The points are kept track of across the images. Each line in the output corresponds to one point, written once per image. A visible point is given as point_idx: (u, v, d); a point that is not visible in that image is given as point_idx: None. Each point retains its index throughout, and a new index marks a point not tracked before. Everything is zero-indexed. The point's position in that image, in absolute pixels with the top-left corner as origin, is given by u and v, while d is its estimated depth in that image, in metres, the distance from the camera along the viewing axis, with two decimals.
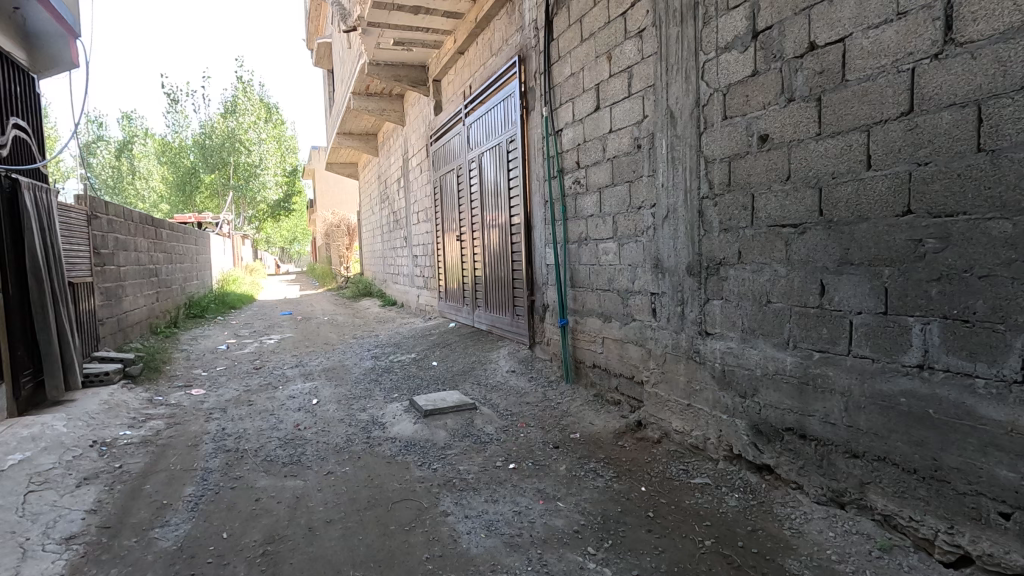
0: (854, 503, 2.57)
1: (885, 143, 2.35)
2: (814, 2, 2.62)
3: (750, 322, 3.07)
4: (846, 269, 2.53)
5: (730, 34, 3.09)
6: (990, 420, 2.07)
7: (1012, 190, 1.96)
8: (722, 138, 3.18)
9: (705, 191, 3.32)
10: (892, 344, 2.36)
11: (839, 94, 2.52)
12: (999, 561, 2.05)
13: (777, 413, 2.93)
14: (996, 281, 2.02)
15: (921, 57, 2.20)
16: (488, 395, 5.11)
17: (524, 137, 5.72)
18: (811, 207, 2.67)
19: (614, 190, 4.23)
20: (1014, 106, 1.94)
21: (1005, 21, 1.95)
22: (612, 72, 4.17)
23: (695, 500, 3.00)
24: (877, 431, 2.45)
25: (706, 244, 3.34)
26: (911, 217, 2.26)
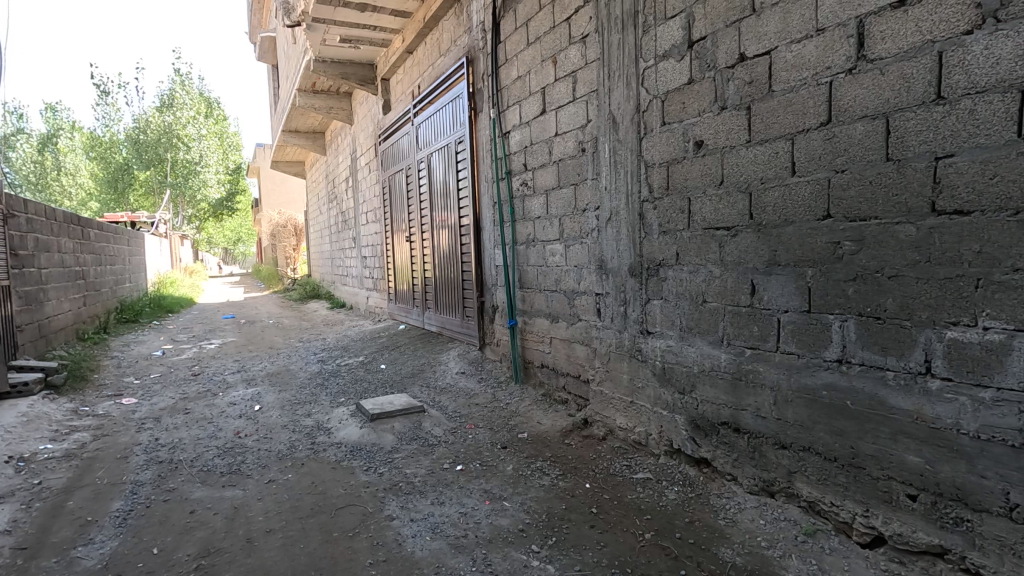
0: (783, 491, 2.71)
1: (807, 151, 2.49)
2: (743, 16, 2.75)
3: (688, 321, 3.19)
4: (773, 270, 2.67)
5: (668, 42, 3.20)
6: (900, 409, 2.22)
7: (916, 197, 2.12)
8: (661, 143, 3.29)
9: (645, 194, 3.43)
10: (816, 340, 2.51)
11: (766, 104, 2.66)
12: (906, 539, 2.22)
13: (713, 408, 3.05)
14: (903, 280, 2.18)
15: (838, 72, 2.35)
16: (437, 397, 5.08)
17: (473, 138, 5.73)
18: (742, 211, 2.81)
19: (560, 192, 4.30)
20: (917, 119, 2.10)
21: (910, 40, 2.11)
22: (557, 76, 4.24)
23: (636, 494, 3.09)
24: (802, 422, 2.60)
25: (646, 246, 3.45)
26: (831, 221, 2.41)
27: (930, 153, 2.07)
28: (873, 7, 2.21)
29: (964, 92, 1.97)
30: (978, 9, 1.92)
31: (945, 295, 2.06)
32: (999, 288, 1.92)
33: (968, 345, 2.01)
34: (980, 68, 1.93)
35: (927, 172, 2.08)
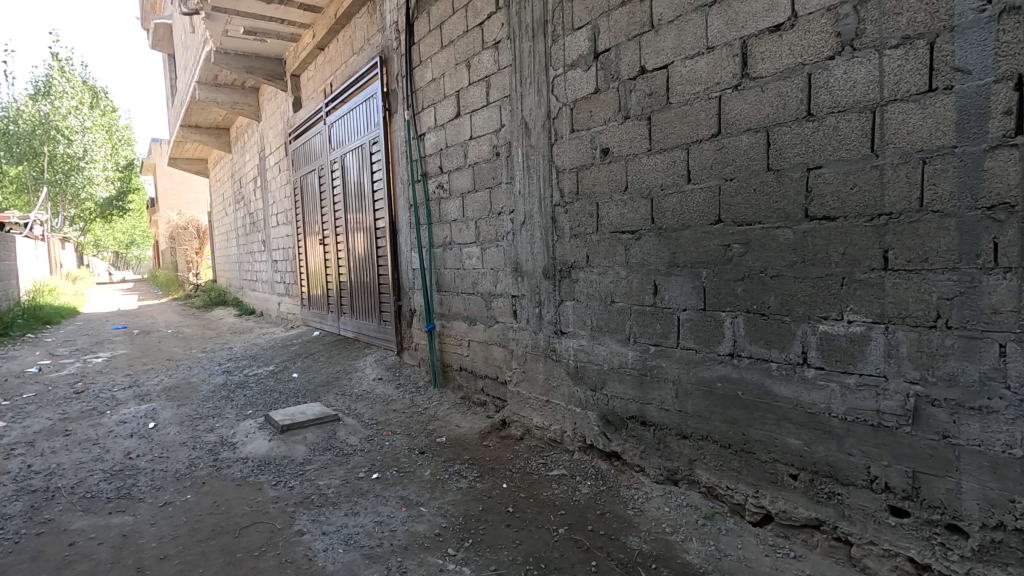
0: (685, 479, 2.88)
1: (700, 160, 2.68)
2: (643, 31, 2.91)
3: (598, 321, 3.32)
4: (673, 271, 2.84)
5: (575, 52, 3.32)
6: (783, 396, 2.44)
7: (792, 204, 2.34)
8: (571, 149, 3.41)
9: (557, 199, 3.53)
10: (710, 336, 2.70)
11: (664, 115, 2.83)
12: (789, 515, 2.44)
13: (622, 403, 3.20)
14: (783, 280, 2.40)
15: (726, 87, 2.55)
16: (353, 405, 4.93)
17: (387, 140, 5.62)
18: (645, 215, 2.97)
19: (475, 196, 4.32)
20: (792, 133, 2.32)
21: (785, 62, 2.33)
22: (471, 80, 4.27)
23: (552, 491, 3.18)
24: (700, 413, 2.78)
25: (559, 249, 3.55)
26: (722, 225, 2.60)
27: (803, 165, 2.29)
28: (754, 30, 2.42)
29: (829, 110, 2.20)
30: (839, 37, 2.15)
31: (817, 292, 2.29)
32: (860, 285, 2.16)
33: (836, 337, 2.25)
34: (842, 90, 2.16)
35: (801, 181, 2.30)
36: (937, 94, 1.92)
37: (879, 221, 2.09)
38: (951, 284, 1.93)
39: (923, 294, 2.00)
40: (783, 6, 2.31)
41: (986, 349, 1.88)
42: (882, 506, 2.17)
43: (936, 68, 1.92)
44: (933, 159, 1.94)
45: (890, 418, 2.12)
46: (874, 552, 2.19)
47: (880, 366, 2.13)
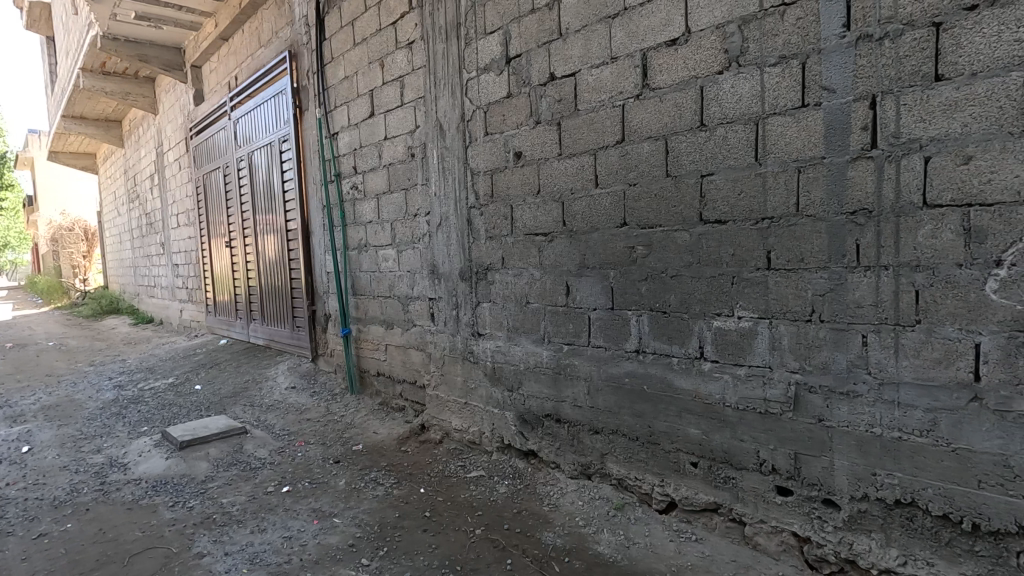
0: (597, 472, 2.99)
1: (607, 166, 2.79)
2: (552, 39, 2.99)
3: (514, 322, 3.36)
4: (584, 272, 2.94)
5: (488, 56, 3.36)
6: (683, 389, 2.59)
7: (689, 208, 2.49)
8: (485, 152, 3.44)
9: (472, 201, 3.56)
10: (618, 334, 2.82)
11: (573, 121, 2.93)
12: (691, 501, 2.59)
13: (538, 402, 3.26)
14: (681, 279, 2.55)
15: (628, 97, 2.68)
16: (262, 416, 4.68)
17: (298, 138, 5.39)
18: (556, 218, 3.05)
19: (391, 197, 4.25)
20: (687, 142, 2.47)
21: (680, 74, 2.48)
22: (385, 80, 4.19)
23: (470, 493, 3.19)
24: (610, 408, 2.90)
25: (475, 250, 3.57)
26: (627, 228, 2.73)
27: (697, 171, 2.45)
28: (653, 43, 2.56)
29: (719, 121, 2.37)
30: (726, 53, 2.32)
31: (711, 291, 2.45)
32: (748, 283, 2.34)
33: (728, 332, 2.42)
34: (729, 103, 2.33)
35: (696, 187, 2.46)
36: (809, 109, 2.12)
37: (763, 225, 2.27)
38: (823, 281, 2.13)
39: (800, 291, 2.19)
40: (678, 22, 2.47)
41: (852, 340, 2.09)
42: (770, 486, 2.36)
43: (807, 86, 2.12)
44: (806, 168, 2.14)
45: (775, 406, 2.30)
46: (763, 529, 2.37)
47: (766, 358, 2.31)
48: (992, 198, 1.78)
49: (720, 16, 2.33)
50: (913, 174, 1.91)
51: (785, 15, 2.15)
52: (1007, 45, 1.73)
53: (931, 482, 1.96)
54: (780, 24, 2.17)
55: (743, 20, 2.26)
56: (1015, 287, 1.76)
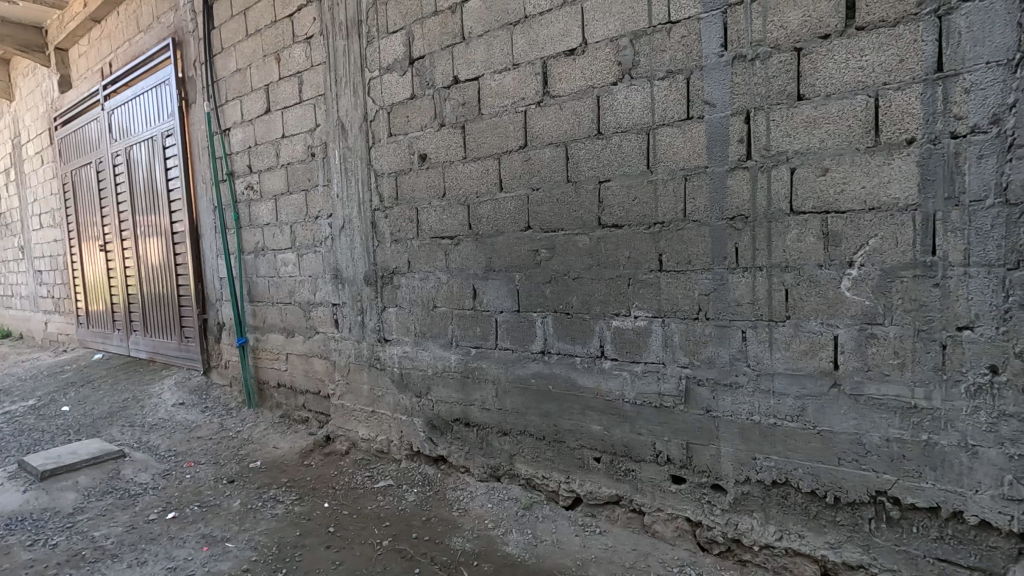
0: (506, 474, 3.01)
1: (510, 170, 2.82)
2: (455, 42, 2.99)
3: (421, 326, 3.31)
4: (490, 275, 2.96)
5: (391, 56, 3.29)
6: (586, 387, 2.68)
7: (588, 213, 2.59)
8: (389, 154, 3.37)
9: (377, 203, 3.47)
10: (524, 336, 2.86)
11: (477, 125, 2.94)
12: (595, 495, 2.69)
13: (447, 406, 3.23)
14: (582, 281, 2.64)
15: (530, 103, 2.73)
16: (144, 436, 4.26)
17: (184, 133, 4.97)
18: (462, 221, 3.04)
19: (290, 198, 4.04)
20: (586, 149, 2.56)
21: (578, 83, 2.56)
22: (281, 75, 3.98)
23: (378, 504, 3.10)
24: (518, 409, 2.93)
25: (380, 254, 3.48)
26: (531, 231, 2.78)
27: (595, 178, 2.55)
28: (552, 52, 2.63)
29: (614, 130, 2.48)
30: (620, 66, 2.44)
31: (610, 292, 2.56)
32: (642, 284, 2.47)
33: (626, 331, 2.53)
34: (623, 113, 2.44)
35: (594, 193, 2.56)
36: (693, 121, 2.27)
37: (655, 229, 2.41)
38: (707, 282, 2.29)
39: (688, 291, 2.35)
40: (575, 33, 2.55)
41: (733, 335, 2.26)
42: (666, 476, 2.49)
43: (691, 100, 2.27)
44: (692, 177, 2.29)
45: (668, 399, 2.44)
46: (660, 517, 2.51)
47: (659, 354, 2.45)
48: (845, 206, 1.99)
49: (613, 29, 2.44)
50: (782, 183, 2.11)
51: (671, 32, 2.29)
52: (854, 71, 1.95)
53: (802, 462, 2.16)
54: (666, 40, 2.31)
55: (634, 35, 2.39)
56: (864, 284, 1.98)
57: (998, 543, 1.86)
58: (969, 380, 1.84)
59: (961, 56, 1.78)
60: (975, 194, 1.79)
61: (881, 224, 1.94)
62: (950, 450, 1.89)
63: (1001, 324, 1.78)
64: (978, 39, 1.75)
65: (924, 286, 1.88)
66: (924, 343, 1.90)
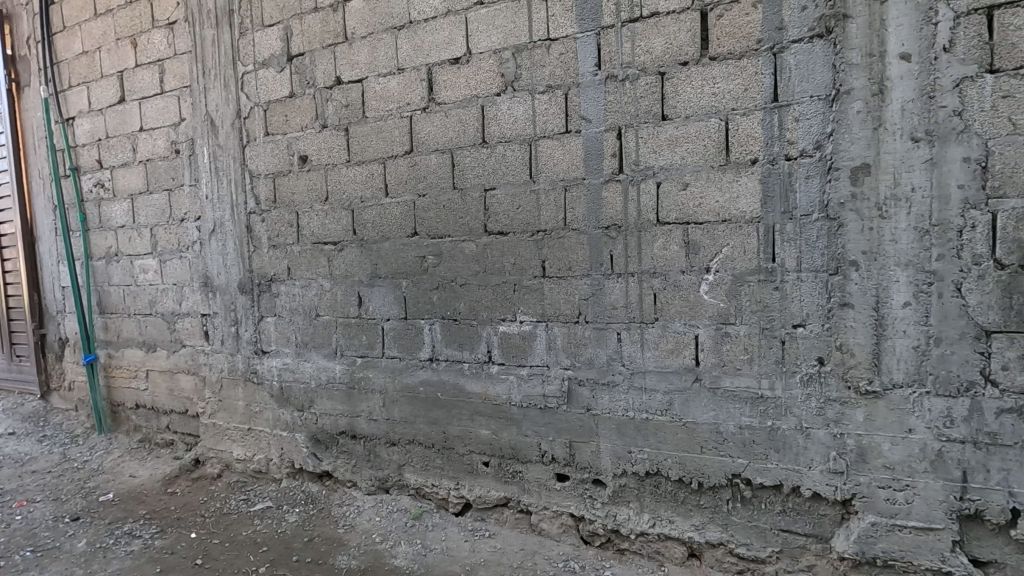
0: (395, 485, 2.95)
1: (396, 175, 2.78)
2: (337, 41, 2.89)
3: (303, 336, 3.15)
4: (376, 281, 2.89)
5: (267, 51, 3.11)
6: (474, 393, 2.70)
7: (474, 219, 2.62)
8: (265, 154, 3.17)
9: (252, 206, 3.25)
10: (412, 344, 2.83)
11: (360, 129, 2.86)
12: (484, 499, 2.72)
13: (331, 419, 3.10)
14: (469, 288, 2.66)
15: (415, 108, 2.71)
16: None
17: (14, 119, 4.29)
18: (346, 227, 2.94)
19: (149, 198, 3.65)
20: (471, 157, 2.60)
21: (463, 91, 2.59)
22: (138, 61, 3.59)
23: (254, 528, 2.90)
24: (406, 418, 2.88)
25: (256, 260, 3.26)
26: (418, 238, 2.76)
27: (481, 186, 2.59)
28: (437, 59, 2.64)
29: (498, 140, 2.54)
30: (503, 77, 2.51)
31: (496, 298, 2.61)
32: (526, 290, 2.54)
33: (512, 336, 2.59)
34: (507, 124, 2.51)
35: (479, 200, 2.60)
36: (571, 135, 2.39)
37: (538, 237, 2.49)
38: (586, 287, 2.42)
39: (569, 296, 2.46)
40: (459, 42, 2.58)
41: (609, 337, 2.40)
42: (552, 475, 2.58)
43: (569, 114, 2.39)
44: (571, 187, 2.41)
45: (552, 400, 2.54)
46: (546, 515, 2.60)
47: (543, 358, 2.54)
48: (703, 218, 2.20)
49: (496, 42, 2.50)
50: (649, 196, 2.28)
51: (550, 49, 2.40)
52: (707, 96, 2.17)
53: (670, 453, 2.34)
54: (546, 56, 2.41)
55: (516, 48, 2.46)
56: (719, 288, 2.20)
57: (826, 511, 2.14)
58: (802, 370, 2.11)
59: (791, 89, 2.05)
60: (804, 210, 2.06)
61: (732, 234, 2.16)
62: (789, 433, 2.15)
63: (826, 321, 2.06)
64: (804, 76, 2.03)
65: (766, 289, 2.13)
66: (767, 340, 2.15)
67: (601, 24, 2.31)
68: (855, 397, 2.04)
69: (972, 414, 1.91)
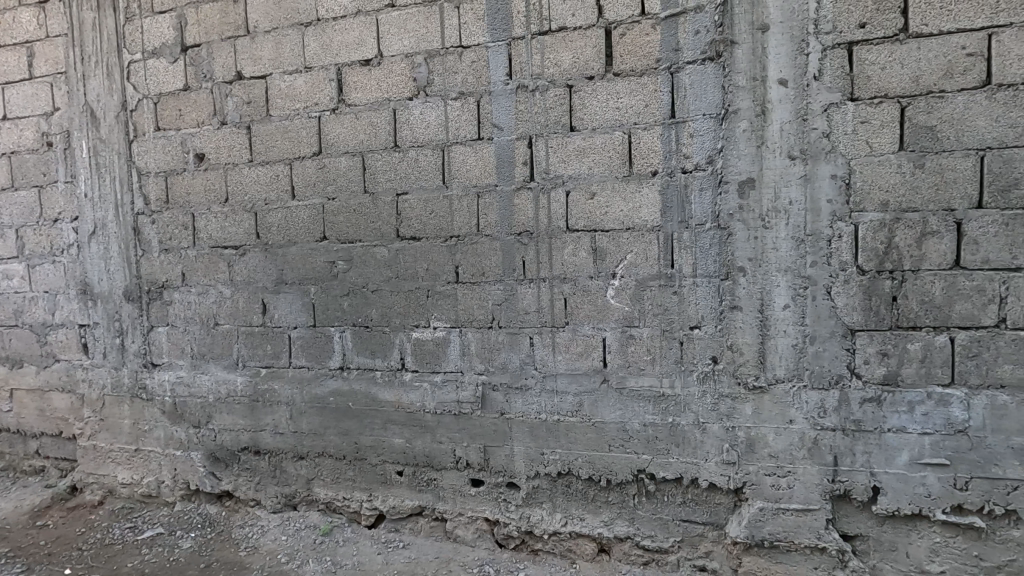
0: (303, 501, 2.82)
1: (303, 177, 2.67)
2: (237, 34, 2.74)
3: (199, 347, 2.93)
4: (281, 288, 2.75)
5: (157, 39, 2.88)
6: (386, 401, 2.64)
7: (386, 224, 2.57)
8: (156, 150, 2.93)
9: (140, 206, 2.99)
10: (321, 353, 2.72)
11: (264, 127, 2.73)
12: (398, 509, 2.66)
13: (231, 435, 2.90)
14: (381, 293, 2.61)
15: (324, 109, 2.62)
16: None
17: None
18: (249, 230, 2.78)
19: (15, 195, 3.25)
20: (383, 160, 2.55)
21: (375, 94, 2.54)
22: (2, 42, 3.20)
23: (141, 558, 2.66)
24: (315, 430, 2.76)
25: (145, 265, 3.00)
26: (327, 242, 2.66)
27: (393, 190, 2.55)
28: (347, 59, 2.57)
29: (411, 144, 2.51)
30: (415, 81, 2.49)
31: (409, 304, 2.57)
32: (440, 296, 2.53)
33: (426, 342, 2.57)
34: (419, 129, 2.49)
35: (392, 205, 2.55)
36: (483, 142, 2.42)
37: (451, 242, 2.49)
38: (499, 292, 2.45)
39: (482, 301, 2.48)
40: (370, 44, 2.53)
41: (522, 341, 2.45)
42: (467, 480, 2.58)
43: (481, 121, 2.41)
44: (483, 194, 2.43)
45: (466, 406, 2.54)
46: (461, 521, 2.59)
47: (457, 363, 2.54)
48: (609, 225, 2.30)
49: (408, 45, 2.48)
50: (559, 204, 2.35)
51: (462, 56, 2.42)
52: (612, 110, 2.27)
53: (580, 453, 2.42)
54: (458, 63, 2.42)
55: (428, 54, 2.46)
56: (624, 293, 2.31)
57: (721, 500, 2.30)
58: (699, 369, 2.26)
59: (687, 107, 2.20)
60: (699, 219, 2.21)
61: (635, 242, 2.28)
62: (688, 428, 2.29)
63: (719, 323, 2.23)
64: (697, 95, 2.18)
65: (667, 293, 2.27)
66: (668, 341, 2.28)
67: (511, 35, 2.35)
68: (745, 392, 2.22)
69: (841, 404, 2.13)
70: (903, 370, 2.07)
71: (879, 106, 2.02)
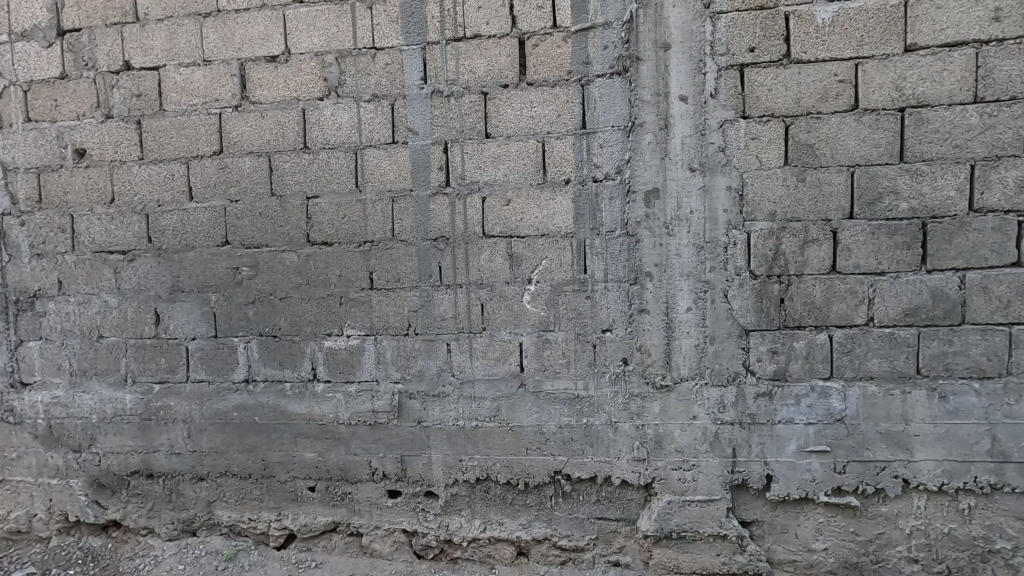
0: (203, 525, 2.62)
1: (202, 177, 2.50)
2: (124, 20, 2.51)
3: (80, 363, 2.65)
4: (177, 296, 2.55)
5: (27, 20, 2.58)
6: (296, 414, 2.51)
7: (295, 228, 2.46)
8: (26, 144, 2.62)
9: (6, 206, 2.66)
10: (223, 365, 2.55)
11: (157, 122, 2.52)
12: (310, 527, 2.54)
13: (119, 458, 2.64)
14: (290, 300, 2.49)
15: (225, 106, 2.47)
16: None
17: None
18: (139, 233, 2.56)
19: None
20: (292, 162, 2.44)
21: (282, 92, 2.43)
22: None
23: None
24: (216, 448, 2.58)
25: (13, 273, 2.67)
26: (230, 247, 2.50)
27: (302, 193, 2.45)
28: (251, 55, 2.43)
29: (321, 146, 2.42)
30: (325, 81, 2.40)
31: (321, 311, 2.47)
32: (353, 303, 2.45)
33: (338, 351, 2.47)
34: (330, 130, 2.41)
35: (301, 209, 2.45)
36: (398, 146, 2.38)
37: (365, 248, 2.42)
38: (415, 298, 2.42)
39: (398, 308, 2.43)
40: (277, 40, 2.42)
41: (439, 348, 2.42)
42: (383, 492, 2.51)
43: (395, 125, 2.38)
44: (398, 199, 2.39)
45: (382, 415, 2.47)
46: (377, 535, 2.51)
47: (372, 372, 2.47)
48: (524, 231, 2.34)
49: (318, 44, 2.39)
50: (476, 210, 2.36)
51: (376, 58, 2.37)
52: (526, 118, 2.31)
53: (499, 457, 2.43)
54: (371, 65, 2.37)
55: (339, 53, 2.38)
56: (540, 298, 2.35)
57: (633, 496, 2.40)
58: (610, 370, 2.35)
59: (597, 118, 2.28)
60: (609, 226, 2.30)
61: (550, 248, 2.33)
62: (601, 428, 2.37)
63: (629, 326, 2.32)
64: (606, 107, 2.27)
65: (580, 298, 2.34)
66: (582, 344, 2.35)
67: (426, 39, 2.34)
68: (653, 391, 2.33)
69: (738, 399, 2.29)
70: (790, 365, 2.26)
71: (767, 124, 2.21)
